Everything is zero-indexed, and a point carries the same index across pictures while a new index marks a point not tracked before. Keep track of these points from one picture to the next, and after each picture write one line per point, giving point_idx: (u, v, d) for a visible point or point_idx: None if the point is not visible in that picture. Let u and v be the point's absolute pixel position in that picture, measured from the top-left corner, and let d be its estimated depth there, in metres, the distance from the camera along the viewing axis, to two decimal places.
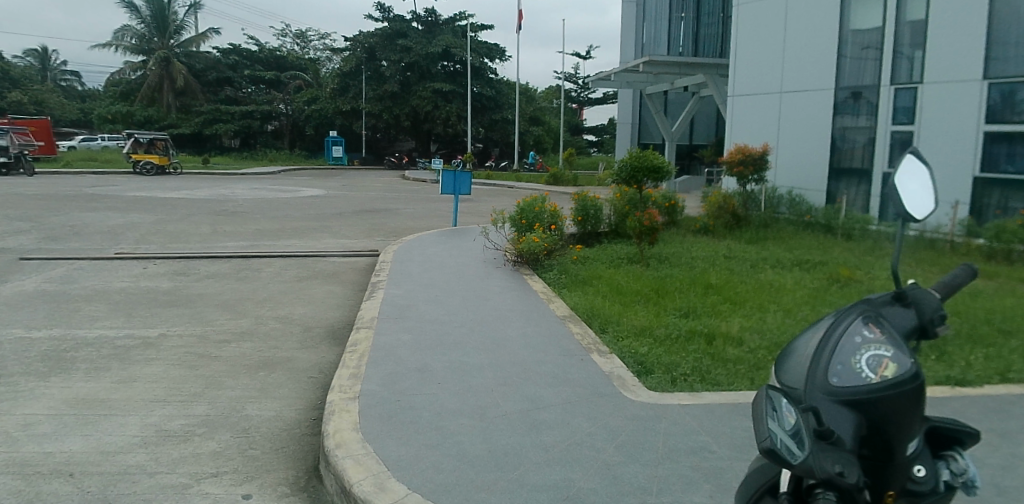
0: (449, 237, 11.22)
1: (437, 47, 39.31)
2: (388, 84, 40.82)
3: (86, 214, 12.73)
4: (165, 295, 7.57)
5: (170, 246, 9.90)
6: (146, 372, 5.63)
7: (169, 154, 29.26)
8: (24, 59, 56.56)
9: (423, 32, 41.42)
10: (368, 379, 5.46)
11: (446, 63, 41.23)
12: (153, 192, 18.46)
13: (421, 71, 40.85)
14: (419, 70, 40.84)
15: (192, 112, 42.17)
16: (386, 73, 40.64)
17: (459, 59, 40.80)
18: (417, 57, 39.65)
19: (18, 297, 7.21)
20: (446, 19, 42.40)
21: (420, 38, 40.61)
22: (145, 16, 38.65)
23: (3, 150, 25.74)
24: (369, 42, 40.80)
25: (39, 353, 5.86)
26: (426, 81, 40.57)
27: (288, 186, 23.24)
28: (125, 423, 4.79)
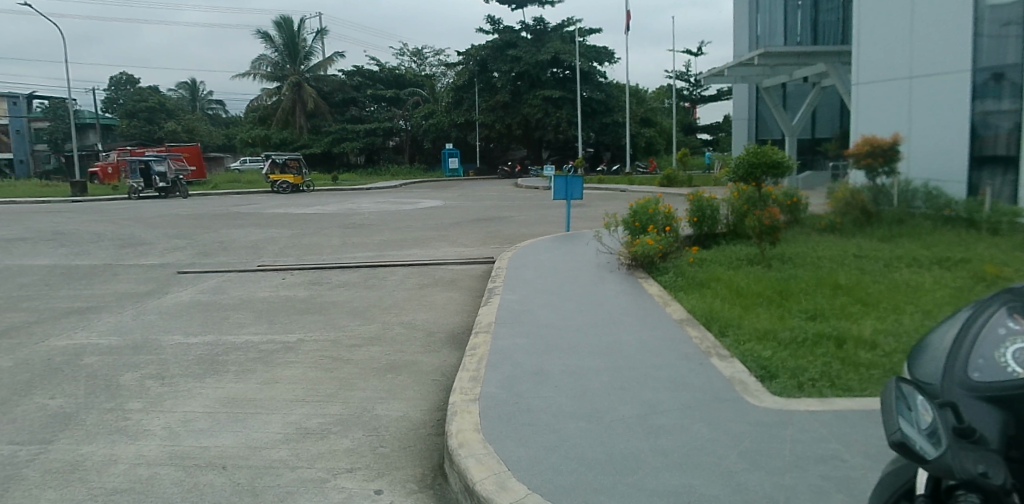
0: (563, 242, 11.29)
1: (546, 55, 39.40)
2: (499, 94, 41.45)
3: (232, 231, 13.92)
4: (301, 303, 8.14)
5: (304, 258, 10.63)
6: (287, 374, 6.05)
7: (304, 173, 31.48)
8: (179, 91, 62.76)
9: (532, 41, 41.55)
10: (487, 382, 5.62)
11: (555, 69, 41.29)
12: (289, 209, 19.92)
13: (531, 80, 41.22)
14: (528, 79, 41.14)
15: (323, 133, 45.12)
16: (498, 83, 41.16)
17: (568, 64, 40.79)
18: (526, 66, 39.85)
19: (177, 304, 7.97)
20: (554, 26, 42.44)
21: (530, 46, 40.78)
22: (279, 45, 41.34)
23: (163, 176, 28.83)
24: (481, 55, 41.73)
25: (196, 356, 6.37)
26: (536, 90, 40.90)
27: (406, 198, 24.37)
28: (269, 421, 5.19)
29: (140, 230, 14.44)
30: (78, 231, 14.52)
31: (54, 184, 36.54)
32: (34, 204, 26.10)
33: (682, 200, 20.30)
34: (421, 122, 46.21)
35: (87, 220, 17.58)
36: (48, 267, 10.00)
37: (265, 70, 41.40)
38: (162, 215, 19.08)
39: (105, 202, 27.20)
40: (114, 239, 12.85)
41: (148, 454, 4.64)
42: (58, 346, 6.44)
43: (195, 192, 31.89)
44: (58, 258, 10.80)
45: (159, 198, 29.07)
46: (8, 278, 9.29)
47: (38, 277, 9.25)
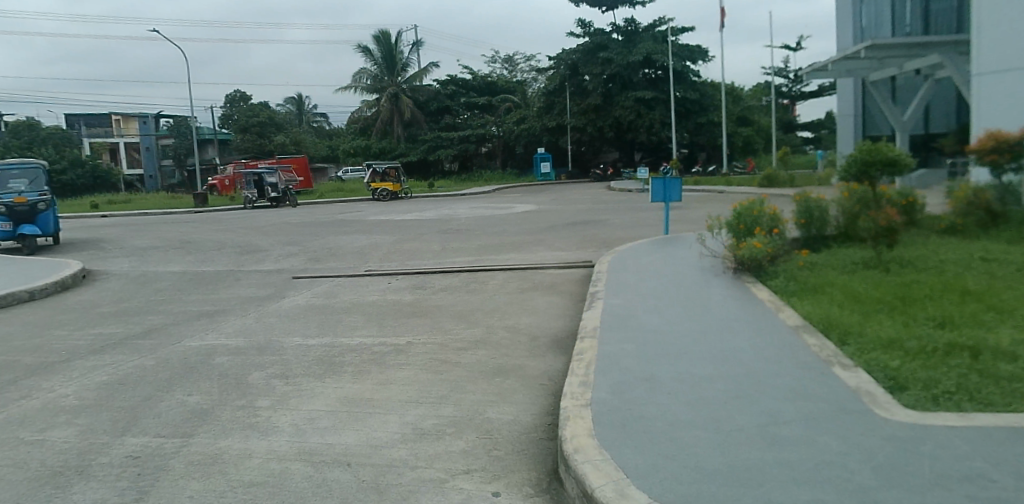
0: (663, 245, 11.08)
1: (638, 55, 38.78)
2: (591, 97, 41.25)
3: (339, 238, 14.56)
4: (408, 306, 8.38)
5: (407, 263, 10.95)
6: (400, 376, 6.23)
7: (402, 181, 32.54)
8: (286, 107, 66.47)
9: (623, 42, 41.00)
10: (598, 388, 5.57)
11: (647, 70, 40.67)
12: (390, 216, 20.62)
13: (623, 82, 40.89)
14: (620, 81, 40.92)
15: (418, 141, 46.54)
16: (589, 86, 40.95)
17: (661, 65, 40.08)
18: (618, 68, 39.48)
19: (294, 307, 8.40)
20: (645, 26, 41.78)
21: (621, 48, 40.31)
22: (377, 58, 43.05)
23: (274, 186, 30.60)
24: (572, 58, 41.64)
25: (315, 356, 6.68)
26: (628, 91, 40.55)
27: (501, 204, 24.70)
28: (387, 421, 5.37)
29: (255, 238, 15.37)
30: (203, 239, 15.62)
31: (177, 196, 39.53)
32: (163, 215, 28.37)
33: (787, 201, 19.46)
34: (512, 127, 46.69)
35: (209, 229, 18.89)
36: (178, 273, 10.79)
37: (366, 83, 43.16)
38: (274, 223, 20.23)
39: (223, 212, 29.17)
40: (234, 247, 13.72)
41: (279, 449, 4.90)
42: (193, 346, 6.92)
43: (303, 201, 33.62)
44: (186, 264, 11.64)
45: (270, 207, 30.87)
46: (145, 283, 10.09)
47: (171, 283, 10.00)
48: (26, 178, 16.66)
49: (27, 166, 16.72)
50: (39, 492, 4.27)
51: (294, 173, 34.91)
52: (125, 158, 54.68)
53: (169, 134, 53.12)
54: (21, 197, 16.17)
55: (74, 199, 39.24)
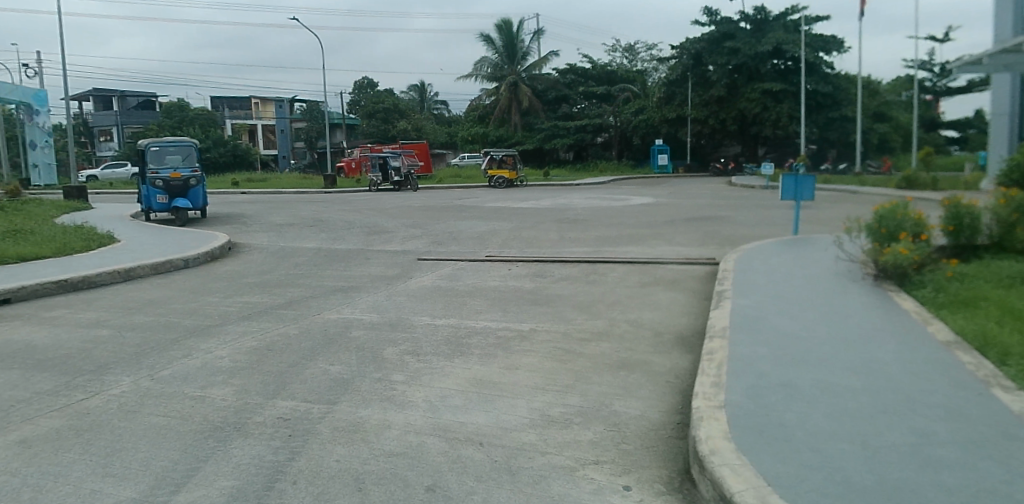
0: (792, 246, 10.58)
1: (767, 45, 36.92)
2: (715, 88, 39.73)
3: (460, 223, 14.94)
4: (530, 294, 8.48)
5: (526, 250, 11.07)
6: (525, 361, 6.33)
7: (518, 169, 32.93)
8: (408, 94, 68.86)
9: (751, 32, 39.14)
10: (731, 390, 5.41)
11: (776, 61, 38.71)
12: (507, 203, 20.93)
13: (750, 72, 39.14)
14: (747, 71, 39.15)
15: (535, 130, 46.94)
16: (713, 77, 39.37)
17: (792, 56, 38.00)
18: (745, 58, 37.79)
19: (421, 288, 8.70)
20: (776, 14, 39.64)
21: (749, 38, 38.51)
22: (498, 46, 43.89)
23: (398, 170, 31.89)
24: (696, 48, 39.93)
25: (442, 337, 6.91)
26: (755, 82, 38.77)
27: (618, 195, 24.44)
28: (515, 404, 5.47)
29: (382, 220, 16.07)
30: (334, 218, 16.53)
31: (306, 177, 42.07)
32: (297, 194, 30.33)
33: (933, 205, 17.98)
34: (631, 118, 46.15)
35: (340, 209, 19.98)
36: (313, 249, 11.48)
37: (487, 72, 44.28)
38: (398, 206, 21.07)
39: (350, 193, 30.73)
40: (362, 227, 14.42)
41: (415, 423, 5.11)
42: (331, 319, 7.35)
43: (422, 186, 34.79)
44: (320, 241, 12.36)
45: (393, 190, 32.22)
46: (284, 257, 10.82)
47: (307, 258, 10.65)
48: (181, 154, 18.14)
49: (182, 144, 18.16)
50: (206, 444, 4.68)
51: (416, 157, 36.19)
52: (263, 139, 58.81)
53: (302, 118, 56.60)
54: (176, 173, 17.89)
55: (217, 177, 42.70)
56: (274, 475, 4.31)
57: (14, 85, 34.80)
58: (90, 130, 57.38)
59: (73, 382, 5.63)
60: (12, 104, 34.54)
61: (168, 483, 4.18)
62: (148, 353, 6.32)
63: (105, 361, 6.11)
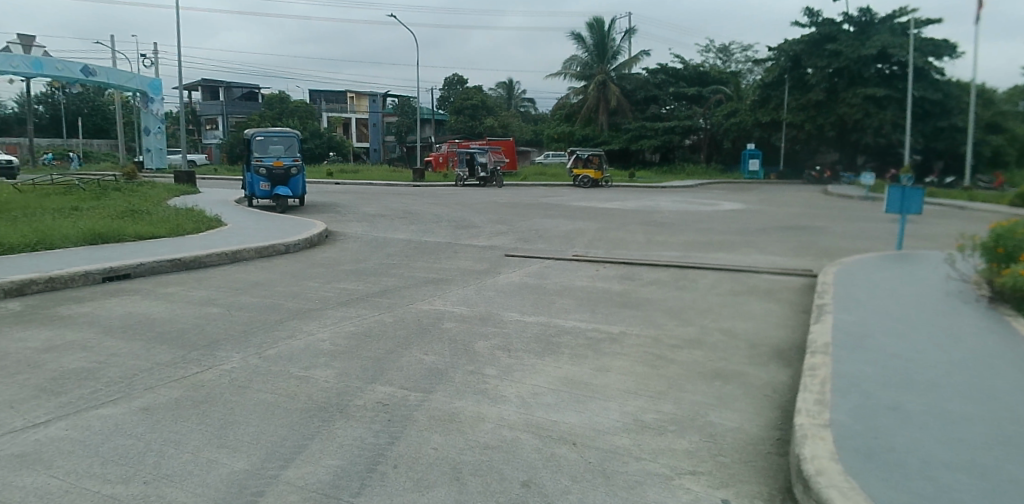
0: (897, 263, 10.01)
1: (871, 49, 35.00)
2: (813, 93, 37.78)
3: (547, 221, 14.96)
4: (618, 296, 8.39)
5: (613, 252, 10.97)
6: (617, 364, 6.26)
7: (603, 169, 32.67)
8: (496, 91, 69.61)
9: (855, 34, 37.21)
10: (836, 409, 5.17)
11: (881, 65, 36.76)
12: (593, 203, 20.81)
13: (852, 76, 36.97)
14: (849, 75, 37.04)
15: (622, 130, 46.60)
16: (811, 81, 37.72)
17: (898, 60, 35.98)
18: (847, 62, 35.94)
19: (510, 284, 8.76)
20: (883, 16, 37.58)
21: (852, 40, 36.62)
22: (589, 45, 44.38)
23: (484, 166, 32.28)
24: (795, 50, 38.37)
25: (533, 334, 6.93)
26: (856, 87, 36.72)
27: (707, 200, 23.84)
28: (608, 408, 5.40)
29: (469, 214, 16.31)
30: (424, 211, 16.91)
31: (394, 170, 43.28)
32: (387, 186, 31.23)
33: None
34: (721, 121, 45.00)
35: (428, 202, 20.43)
36: (403, 241, 11.78)
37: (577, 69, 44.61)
38: (484, 202, 21.34)
39: (437, 187, 31.37)
40: (450, 221, 14.69)
41: (509, 419, 5.14)
42: (424, 310, 7.51)
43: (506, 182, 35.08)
44: (411, 233, 12.67)
45: (478, 186, 32.67)
46: (377, 247, 11.14)
47: (398, 249, 10.94)
48: (284, 145, 19.09)
49: (286, 134, 19.11)
50: (311, 423, 4.87)
51: (502, 154, 36.51)
52: (355, 132, 60.87)
53: (393, 113, 58.27)
54: (279, 162, 18.77)
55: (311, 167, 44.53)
56: (375, 458, 4.43)
57: (132, 72, 37.85)
58: (198, 118, 61.06)
59: (189, 356, 5.99)
60: (130, 91, 37.46)
61: (277, 458, 4.36)
62: (256, 332, 6.65)
63: (217, 337, 6.48)
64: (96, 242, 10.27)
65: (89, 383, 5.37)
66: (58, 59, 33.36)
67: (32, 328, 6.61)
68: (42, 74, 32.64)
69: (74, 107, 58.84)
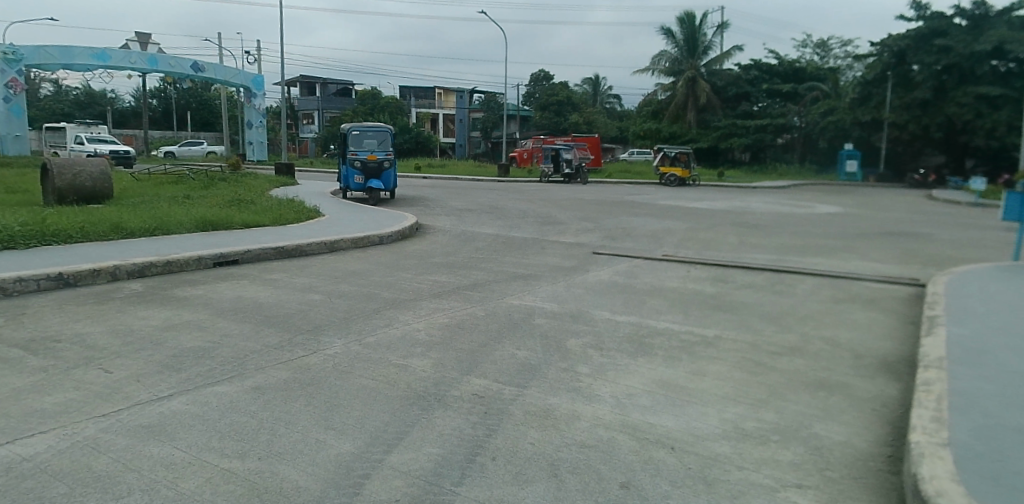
0: (1016, 274, 9.30)
1: (986, 44, 32.64)
2: (918, 91, 35.54)
3: (634, 219, 14.78)
4: (712, 298, 8.19)
5: (704, 253, 10.72)
6: (713, 369, 6.10)
7: (691, 167, 32.00)
8: (582, 87, 69.31)
9: (966, 28, 34.76)
10: (956, 428, 4.82)
11: (996, 62, 34.25)
12: (682, 202, 20.41)
13: (963, 73, 34.65)
14: (960, 72, 34.64)
15: (711, 127, 45.76)
16: (916, 78, 35.30)
17: (1016, 56, 33.41)
18: (957, 58, 33.59)
19: (600, 282, 8.70)
20: (1000, 9, 34.94)
21: (964, 35, 34.18)
22: (679, 41, 44.42)
23: (569, 163, 32.23)
24: (899, 46, 35.89)
25: (625, 334, 6.86)
26: (967, 85, 34.36)
27: (802, 202, 22.89)
28: (706, 414, 5.26)
29: (556, 211, 16.35)
30: (511, 207, 17.06)
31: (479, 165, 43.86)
32: (473, 182, 31.74)
33: None
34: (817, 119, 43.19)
35: (515, 198, 20.62)
36: (491, 235, 11.93)
37: (665, 65, 44.77)
38: (570, 198, 21.34)
39: (522, 183, 31.58)
40: (536, 217, 14.76)
41: (605, 418, 5.08)
42: (515, 305, 7.57)
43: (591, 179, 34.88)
44: (499, 228, 12.81)
45: (563, 183, 32.65)
46: (466, 241, 11.32)
47: (487, 243, 11.09)
48: (378, 139, 19.59)
49: (379, 129, 19.62)
50: (412, 411, 4.98)
51: (588, 152, 36.30)
52: (442, 127, 62.01)
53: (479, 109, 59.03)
54: (372, 155, 19.34)
55: (399, 161, 45.78)
56: (475, 449, 4.48)
57: (237, 68, 39.81)
58: (295, 113, 63.92)
59: (294, 340, 6.27)
60: (234, 86, 39.41)
61: (382, 442, 4.50)
62: (355, 320, 6.88)
63: (319, 323, 6.74)
64: (208, 229, 10.91)
65: (207, 362, 5.71)
66: (170, 56, 35.42)
67: (153, 307, 7.09)
68: (157, 69, 34.71)
69: (184, 102, 62.77)
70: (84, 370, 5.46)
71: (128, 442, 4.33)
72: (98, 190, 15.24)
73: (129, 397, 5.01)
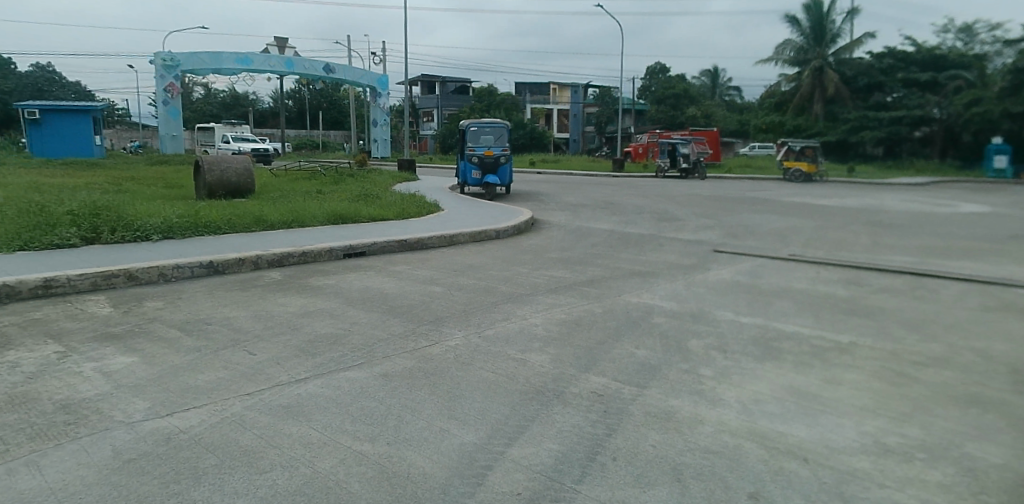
0: None
1: None
2: None
3: (755, 216, 14.13)
4: (844, 302, 7.66)
5: (834, 253, 10.04)
6: (848, 378, 5.70)
7: (818, 162, 30.14)
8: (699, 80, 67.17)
9: None
10: None
11: None
12: (807, 199, 19.28)
13: None
14: None
15: (839, 120, 43.00)
16: None
17: None
18: None
19: (721, 282, 8.38)
20: None
21: None
22: (805, 29, 42.02)
23: (686, 157, 31.33)
24: None
25: (750, 337, 6.55)
26: None
27: (946, 200, 20.93)
28: (841, 425, 4.92)
29: (672, 206, 15.94)
30: (626, 202, 16.80)
31: (593, 160, 43.53)
32: (587, 177, 31.61)
33: None
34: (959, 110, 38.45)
35: (630, 193, 20.32)
36: (607, 232, 11.80)
37: (790, 55, 42.47)
38: (688, 193, 20.74)
39: (637, 178, 31.06)
40: (652, 213, 14.45)
41: (729, 424, 4.88)
42: (633, 303, 7.46)
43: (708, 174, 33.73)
44: (614, 224, 12.66)
45: (679, 178, 31.76)
46: (581, 237, 11.26)
47: (603, 239, 10.99)
48: (495, 135, 19.93)
49: (496, 125, 19.95)
50: (531, 405, 5.03)
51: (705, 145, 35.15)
52: (556, 122, 62.17)
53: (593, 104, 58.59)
54: (489, 151, 19.70)
55: (514, 156, 46.40)
56: (595, 448, 4.45)
57: (364, 69, 41.82)
58: (416, 111, 66.45)
59: (419, 329, 6.52)
60: (361, 87, 41.47)
61: (503, 435, 4.57)
62: (476, 313, 7.04)
63: (440, 314, 6.95)
64: (338, 222, 11.56)
65: (340, 347, 6.06)
66: (306, 59, 37.70)
67: (292, 295, 7.60)
68: (293, 72, 37.16)
69: (316, 102, 66.95)
70: (232, 351, 5.94)
71: (272, 420, 4.67)
72: (243, 185, 16.56)
73: (272, 378, 5.40)
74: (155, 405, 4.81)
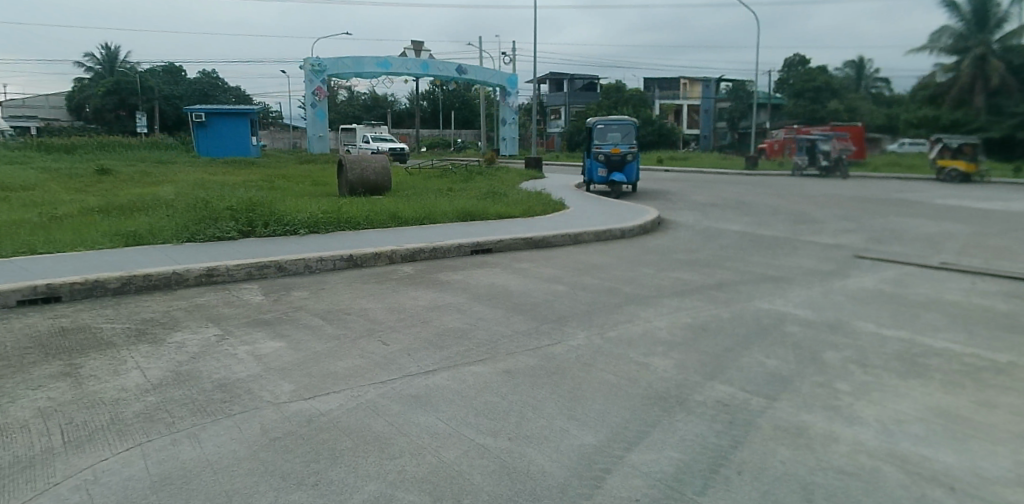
0: None
1: None
2: None
3: (902, 219, 12.97)
4: (1007, 317, 6.84)
5: (998, 263, 9.00)
6: (1010, 402, 5.09)
7: (978, 161, 27.06)
8: (843, 72, 62.64)
9: None
10: None
11: None
12: (966, 202, 17.41)
13: None
14: None
15: (1005, 114, 38.81)
16: None
17: None
18: None
19: (862, 290, 7.78)
20: None
21: None
22: (965, 13, 37.32)
23: (826, 155, 29.33)
24: None
25: (893, 351, 6.04)
26: None
27: None
28: (1001, 453, 4.41)
29: (809, 208, 14.99)
30: (758, 202, 16.03)
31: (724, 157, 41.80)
32: (717, 175, 30.45)
33: None
34: None
35: (762, 193, 19.36)
36: (736, 233, 11.32)
37: (947, 43, 37.93)
38: (826, 194, 19.41)
39: (771, 176, 29.50)
40: (787, 214, 13.68)
41: (866, 444, 4.53)
42: (763, 309, 7.11)
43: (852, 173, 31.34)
44: (744, 226, 12.11)
45: (819, 176, 29.77)
46: (708, 239, 10.89)
47: (732, 241, 10.56)
48: (622, 132, 19.72)
49: (623, 122, 19.73)
50: (653, 411, 4.96)
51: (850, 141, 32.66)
52: (686, 118, 60.36)
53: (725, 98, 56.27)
54: (616, 148, 19.51)
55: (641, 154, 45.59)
56: (718, 459, 4.31)
57: (495, 69, 42.77)
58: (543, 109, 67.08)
59: (541, 328, 6.62)
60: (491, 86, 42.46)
61: (623, 439, 4.55)
62: (598, 313, 7.03)
63: (562, 314, 7.02)
64: (466, 219, 11.96)
65: (465, 342, 6.29)
66: (441, 61, 39.19)
67: (422, 289, 7.98)
68: (428, 73, 38.76)
69: (448, 102, 69.44)
70: (367, 341, 6.34)
71: (402, 408, 4.95)
72: (381, 183, 17.55)
73: (403, 368, 5.71)
74: (299, 389, 5.25)
